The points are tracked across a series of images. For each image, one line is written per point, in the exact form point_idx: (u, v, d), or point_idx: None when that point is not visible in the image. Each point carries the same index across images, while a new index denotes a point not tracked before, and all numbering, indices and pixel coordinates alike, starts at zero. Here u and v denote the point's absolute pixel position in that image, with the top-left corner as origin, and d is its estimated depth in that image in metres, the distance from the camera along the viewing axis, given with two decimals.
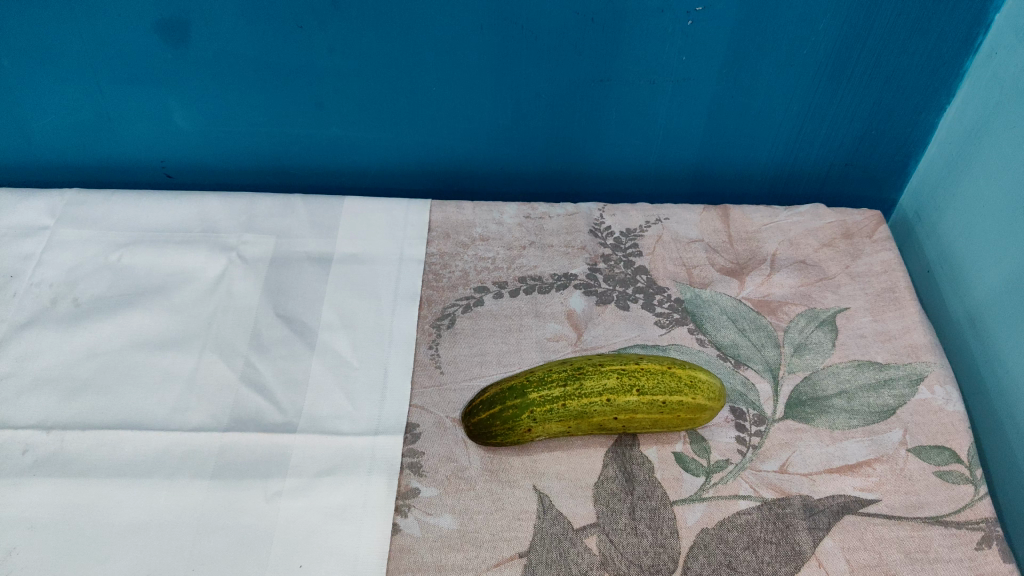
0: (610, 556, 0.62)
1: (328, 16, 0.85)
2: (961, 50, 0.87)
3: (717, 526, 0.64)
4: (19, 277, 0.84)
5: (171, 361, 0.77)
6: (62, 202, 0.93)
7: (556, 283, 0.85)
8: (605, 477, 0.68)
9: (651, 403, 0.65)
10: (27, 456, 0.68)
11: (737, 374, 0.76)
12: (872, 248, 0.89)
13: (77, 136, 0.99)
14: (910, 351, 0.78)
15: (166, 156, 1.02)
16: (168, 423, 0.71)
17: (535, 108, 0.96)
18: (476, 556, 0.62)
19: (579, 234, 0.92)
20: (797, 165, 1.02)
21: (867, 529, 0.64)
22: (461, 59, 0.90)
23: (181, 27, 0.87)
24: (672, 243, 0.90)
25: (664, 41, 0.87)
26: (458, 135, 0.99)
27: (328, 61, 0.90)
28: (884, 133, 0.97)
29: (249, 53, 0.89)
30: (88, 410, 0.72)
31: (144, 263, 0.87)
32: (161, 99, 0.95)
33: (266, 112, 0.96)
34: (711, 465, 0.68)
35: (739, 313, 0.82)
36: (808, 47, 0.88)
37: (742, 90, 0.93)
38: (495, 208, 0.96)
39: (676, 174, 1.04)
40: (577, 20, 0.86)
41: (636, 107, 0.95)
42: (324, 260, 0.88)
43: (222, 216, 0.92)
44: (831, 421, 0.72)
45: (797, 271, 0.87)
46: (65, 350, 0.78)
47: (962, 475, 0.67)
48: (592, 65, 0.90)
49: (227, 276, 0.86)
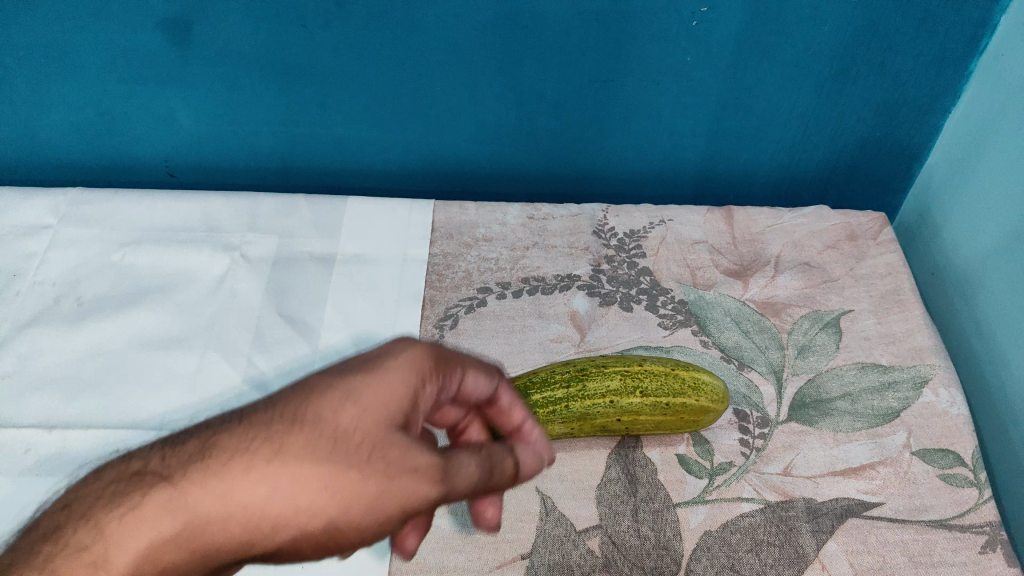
0: (612, 558, 0.62)
1: (330, 16, 0.85)
2: (966, 52, 0.87)
3: (720, 529, 0.64)
4: (22, 276, 0.85)
5: (173, 360, 0.77)
6: (66, 201, 0.92)
7: (559, 284, 0.85)
8: (607, 479, 0.67)
9: (656, 404, 0.66)
10: (29, 455, 0.68)
11: (741, 376, 0.76)
12: (876, 250, 0.89)
13: (81, 136, 0.99)
14: (914, 354, 0.77)
15: (169, 156, 1.02)
16: (170, 423, 0.71)
17: (538, 108, 0.96)
18: (478, 557, 0.62)
19: (582, 235, 0.91)
20: (801, 166, 1.02)
21: (871, 532, 0.64)
22: (464, 58, 0.90)
23: (184, 27, 0.86)
24: (675, 244, 0.90)
25: (669, 41, 0.87)
26: (463, 135, 0.99)
27: (331, 61, 0.90)
28: (889, 134, 0.97)
29: (252, 54, 0.89)
30: (90, 409, 0.72)
31: (147, 262, 0.87)
32: (164, 98, 0.95)
33: (269, 111, 0.96)
34: (714, 467, 0.68)
35: (742, 315, 0.82)
36: (813, 48, 0.87)
37: (746, 91, 0.93)
38: (498, 208, 0.95)
39: (680, 174, 1.04)
40: (581, 19, 0.85)
41: (641, 107, 0.95)
42: (327, 260, 0.88)
43: (224, 216, 0.92)
44: (835, 424, 0.72)
45: (801, 272, 0.87)
46: (67, 350, 0.78)
47: (966, 479, 0.67)
48: (596, 64, 0.90)
49: (229, 276, 0.86)
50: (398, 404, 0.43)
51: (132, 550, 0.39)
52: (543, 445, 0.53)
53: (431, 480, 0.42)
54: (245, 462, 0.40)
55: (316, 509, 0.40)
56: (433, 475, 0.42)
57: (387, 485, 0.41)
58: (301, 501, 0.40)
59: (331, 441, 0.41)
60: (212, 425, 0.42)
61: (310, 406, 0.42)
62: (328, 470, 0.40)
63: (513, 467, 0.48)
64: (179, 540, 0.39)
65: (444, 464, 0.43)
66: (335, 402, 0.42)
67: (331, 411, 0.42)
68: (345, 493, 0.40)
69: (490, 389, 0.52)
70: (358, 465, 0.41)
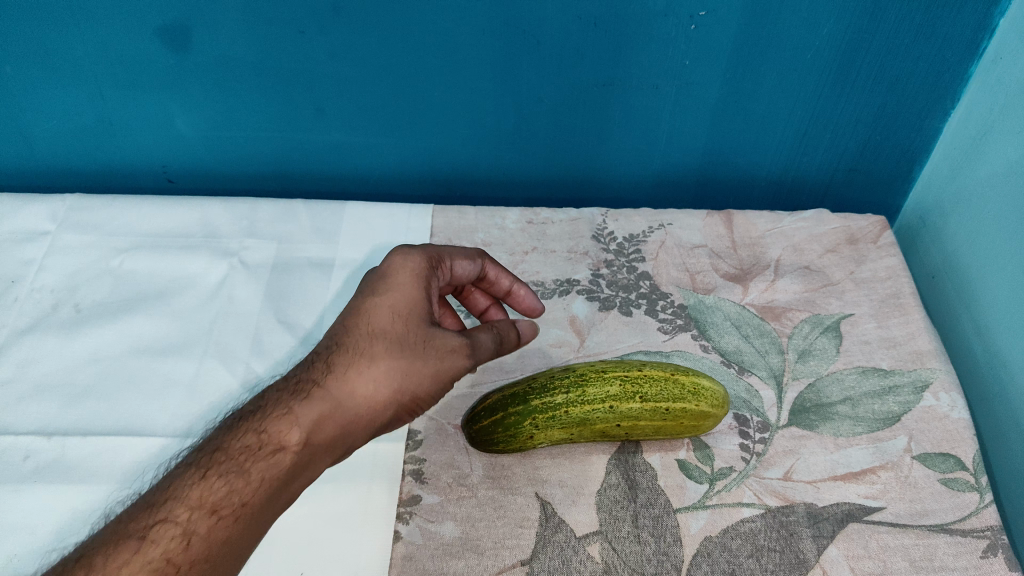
0: (612, 564, 0.62)
1: (329, 21, 0.85)
2: (965, 55, 0.86)
3: (720, 534, 0.64)
4: (20, 282, 0.85)
5: (172, 366, 0.77)
6: (65, 206, 0.92)
7: (558, 289, 0.85)
8: (607, 485, 0.67)
9: (655, 409, 0.65)
10: (27, 463, 0.68)
11: (740, 381, 0.76)
12: (877, 254, 0.88)
13: (79, 142, 0.99)
14: (914, 358, 0.77)
15: (168, 161, 1.02)
16: (170, 430, 0.71)
17: (537, 112, 0.95)
18: (478, 564, 0.62)
19: (581, 239, 0.91)
20: (801, 169, 1.02)
21: (872, 537, 0.64)
22: (463, 63, 0.90)
23: (182, 33, 0.86)
24: (674, 249, 0.90)
25: (667, 45, 0.87)
26: (462, 140, 0.99)
27: (330, 66, 0.90)
28: (889, 137, 0.97)
29: (250, 59, 0.89)
30: (89, 416, 0.72)
31: (145, 268, 0.87)
32: (163, 104, 0.94)
33: (268, 117, 0.96)
34: (715, 473, 0.68)
35: (742, 319, 0.82)
36: (812, 51, 0.87)
37: (745, 94, 0.92)
38: (497, 213, 0.95)
39: (680, 178, 1.04)
40: (579, 23, 0.85)
41: (639, 111, 0.95)
42: (326, 266, 0.87)
43: (223, 221, 0.92)
44: (835, 428, 0.71)
45: (801, 277, 0.86)
46: (65, 356, 0.78)
47: (967, 483, 0.67)
48: (594, 69, 0.90)
49: (228, 282, 0.85)
50: (423, 307, 0.67)
51: (314, 414, 0.60)
52: (529, 296, 0.78)
53: (466, 355, 0.66)
54: (351, 363, 0.62)
55: (404, 382, 0.63)
56: (467, 351, 0.66)
57: (441, 362, 0.65)
58: (393, 378, 0.63)
59: (393, 342, 0.64)
60: (317, 348, 0.64)
61: (369, 321, 0.64)
62: (402, 360, 0.63)
63: (517, 337, 0.72)
64: (332, 413, 0.61)
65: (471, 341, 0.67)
66: (384, 317, 0.65)
67: (384, 323, 0.64)
68: (416, 370, 0.64)
69: (477, 268, 0.75)
70: (418, 353, 0.64)
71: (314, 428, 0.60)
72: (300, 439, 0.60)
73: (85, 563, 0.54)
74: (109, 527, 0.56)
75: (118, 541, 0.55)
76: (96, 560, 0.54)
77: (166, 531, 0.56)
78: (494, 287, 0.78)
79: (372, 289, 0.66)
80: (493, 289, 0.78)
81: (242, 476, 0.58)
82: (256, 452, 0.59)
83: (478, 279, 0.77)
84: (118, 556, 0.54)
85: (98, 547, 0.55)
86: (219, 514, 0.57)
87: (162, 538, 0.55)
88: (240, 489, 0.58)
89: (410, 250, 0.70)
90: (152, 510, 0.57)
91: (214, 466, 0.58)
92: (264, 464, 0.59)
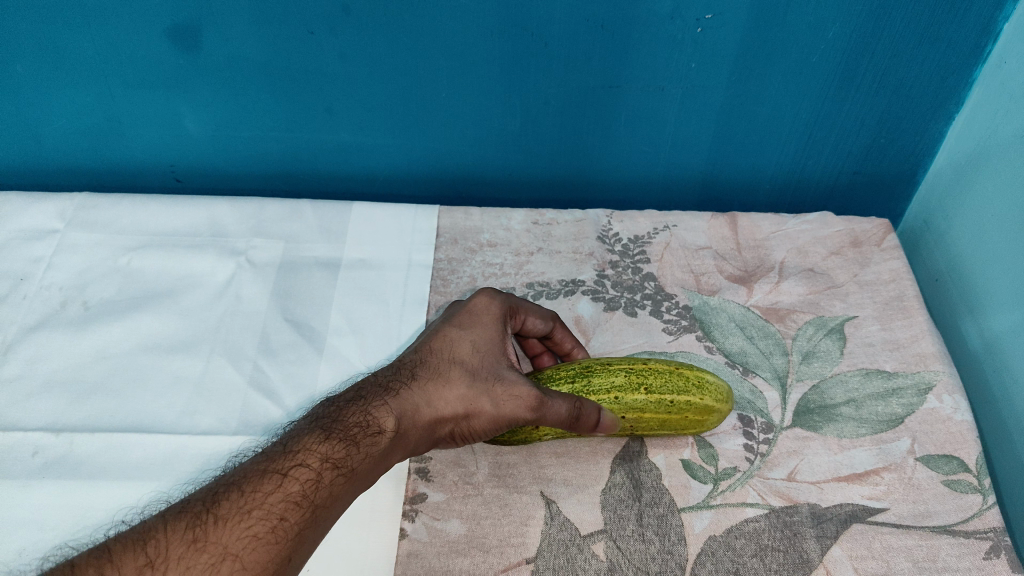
0: (617, 563, 0.62)
1: (339, 23, 0.86)
2: (969, 59, 0.87)
3: (724, 534, 0.64)
4: (29, 279, 0.85)
5: (180, 364, 0.77)
6: (72, 205, 0.92)
7: (563, 289, 0.86)
8: (612, 484, 0.68)
9: (660, 401, 0.66)
10: (36, 458, 0.69)
11: (745, 383, 0.76)
12: (880, 256, 0.88)
13: (88, 141, 1.00)
14: (918, 360, 0.77)
15: (176, 161, 1.03)
16: (176, 426, 0.72)
17: (544, 114, 0.96)
18: (483, 561, 0.63)
19: (587, 240, 0.91)
20: (806, 172, 1.02)
21: (875, 538, 0.64)
22: (472, 64, 0.90)
23: (192, 33, 0.87)
24: (679, 250, 0.90)
25: (674, 49, 0.88)
26: (469, 141, 1.00)
27: (339, 67, 0.91)
28: (893, 141, 0.97)
29: (260, 60, 0.90)
30: (97, 412, 0.73)
31: (154, 266, 0.87)
32: (172, 104, 0.95)
33: (277, 118, 0.97)
34: (719, 473, 0.68)
35: (747, 321, 0.82)
36: (817, 54, 0.88)
37: (751, 97, 0.93)
38: (503, 214, 0.95)
39: (685, 181, 1.05)
40: (587, 26, 0.86)
41: (645, 114, 0.95)
42: (333, 265, 0.88)
43: (231, 220, 0.92)
44: (839, 430, 0.72)
45: (805, 279, 0.87)
46: (75, 352, 0.78)
47: (970, 484, 0.67)
48: (601, 73, 0.91)
49: (236, 280, 0.86)
50: (500, 349, 0.68)
51: (406, 410, 0.61)
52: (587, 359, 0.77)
53: (529, 407, 0.63)
54: (434, 379, 0.64)
55: (471, 410, 0.63)
56: (532, 403, 0.63)
57: (503, 405, 0.64)
58: (462, 406, 0.63)
59: (468, 372, 0.65)
60: (404, 358, 0.66)
61: (451, 349, 0.66)
62: (472, 390, 0.64)
63: None
64: (417, 416, 0.62)
65: (541, 394, 0.63)
66: (465, 348, 0.67)
67: (464, 353, 0.66)
68: (481, 404, 0.63)
69: (547, 328, 0.75)
70: (488, 388, 0.64)
71: (401, 425, 0.61)
72: (395, 427, 0.60)
73: (234, 488, 0.55)
74: (253, 462, 0.57)
75: (260, 475, 0.56)
76: (243, 488, 0.55)
77: (299, 473, 0.56)
78: (557, 347, 0.77)
79: (457, 321, 0.69)
80: (553, 346, 0.78)
81: (357, 443, 0.59)
82: (364, 428, 0.59)
83: (545, 338, 0.77)
84: (262, 487, 0.55)
85: (245, 478, 0.56)
86: (339, 471, 0.57)
87: (297, 478, 0.56)
88: (356, 453, 0.58)
89: (495, 293, 0.73)
90: (287, 454, 0.57)
91: (335, 429, 0.59)
92: (369, 439, 0.59)
